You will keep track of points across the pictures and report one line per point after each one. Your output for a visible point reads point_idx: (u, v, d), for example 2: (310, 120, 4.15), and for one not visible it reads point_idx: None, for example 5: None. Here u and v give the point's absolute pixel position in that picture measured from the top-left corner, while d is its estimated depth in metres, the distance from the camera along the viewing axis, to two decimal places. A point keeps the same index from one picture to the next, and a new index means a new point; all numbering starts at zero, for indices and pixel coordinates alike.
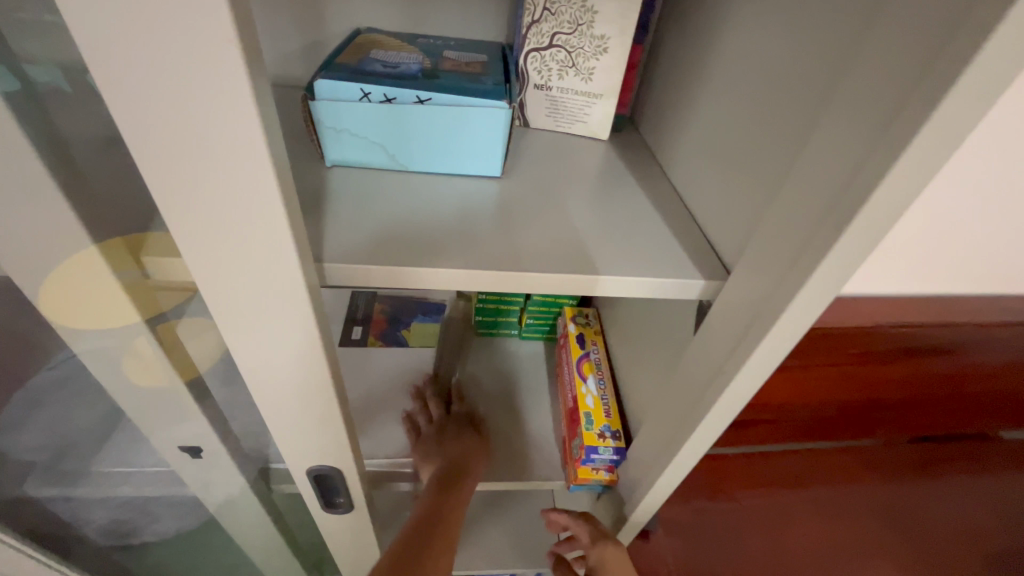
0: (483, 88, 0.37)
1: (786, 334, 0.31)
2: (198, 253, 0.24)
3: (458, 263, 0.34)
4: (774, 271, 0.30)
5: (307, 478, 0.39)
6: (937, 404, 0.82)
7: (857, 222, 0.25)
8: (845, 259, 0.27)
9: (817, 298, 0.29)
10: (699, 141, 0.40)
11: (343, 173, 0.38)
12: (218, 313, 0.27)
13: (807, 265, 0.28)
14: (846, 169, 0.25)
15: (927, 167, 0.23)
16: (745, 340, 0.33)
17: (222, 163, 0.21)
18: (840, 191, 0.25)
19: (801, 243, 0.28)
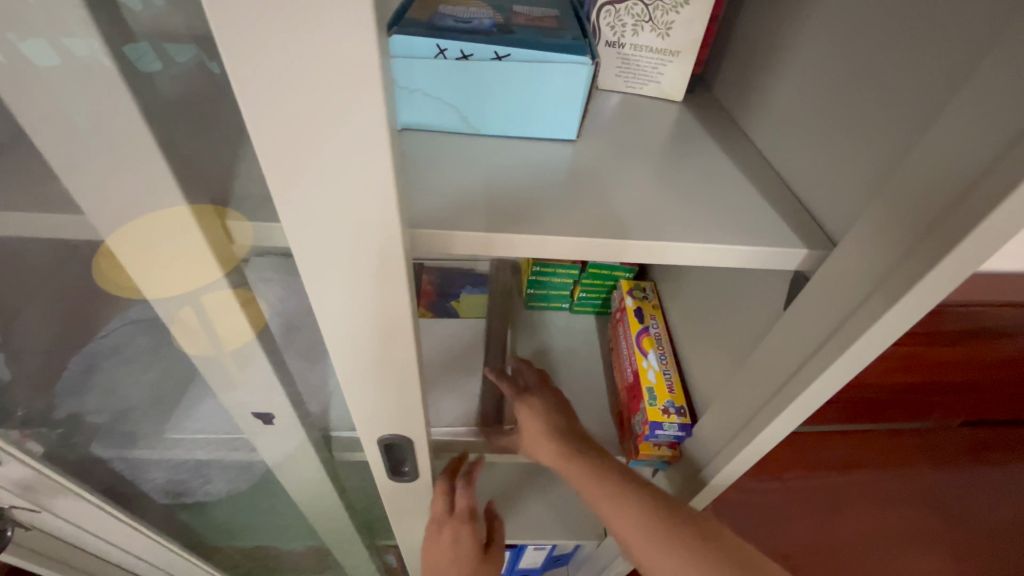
0: (562, 43, 0.35)
1: (903, 315, 0.28)
2: (298, 220, 0.23)
3: (539, 232, 0.32)
4: (893, 246, 0.27)
5: (378, 447, 0.40)
6: (999, 389, 0.79)
7: (1020, 192, 0.22)
8: (990, 238, 0.24)
9: (947, 277, 0.26)
10: (793, 101, 0.37)
11: (414, 138, 0.37)
12: (309, 279, 0.26)
13: (942, 240, 0.25)
14: (1008, 135, 0.22)
15: None
16: (853, 318, 0.30)
17: (326, 121, 0.19)
18: (991, 161, 0.22)
19: (931, 218, 0.25)
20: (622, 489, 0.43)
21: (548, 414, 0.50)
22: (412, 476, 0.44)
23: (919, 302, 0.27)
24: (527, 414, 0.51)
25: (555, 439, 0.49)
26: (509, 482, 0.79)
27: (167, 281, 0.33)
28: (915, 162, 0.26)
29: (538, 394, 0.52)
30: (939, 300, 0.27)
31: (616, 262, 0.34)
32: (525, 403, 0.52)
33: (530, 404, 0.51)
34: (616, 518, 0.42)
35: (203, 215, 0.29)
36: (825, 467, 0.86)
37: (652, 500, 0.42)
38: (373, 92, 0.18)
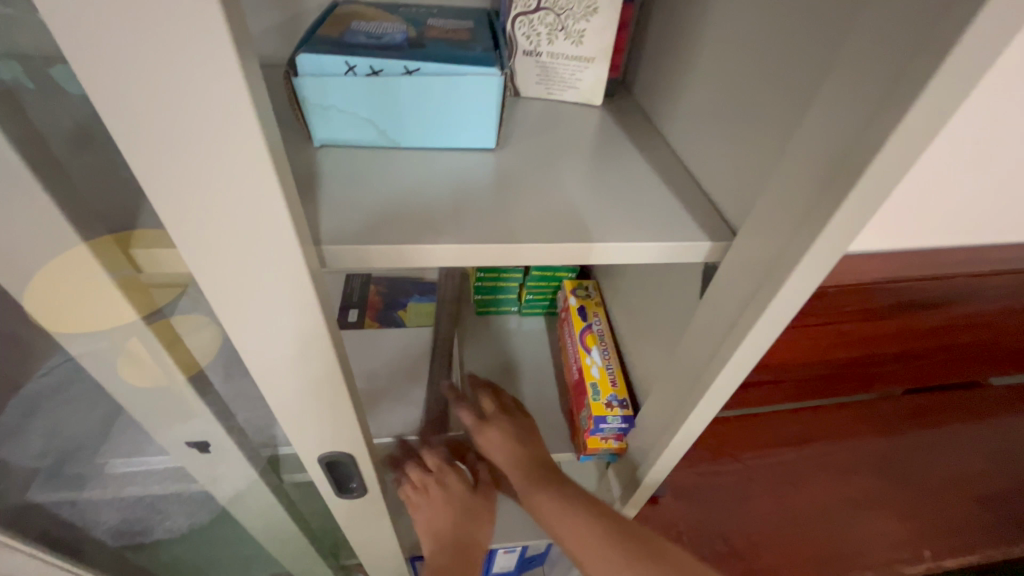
0: (473, 55, 0.36)
1: (793, 296, 0.30)
2: (196, 246, 0.23)
3: (459, 240, 0.32)
4: (781, 231, 0.29)
5: (319, 465, 0.39)
6: (931, 355, 0.88)
7: (869, 177, 0.24)
8: (854, 218, 0.26)
9: (822, 259, 0.28)
10: (697, 101, 0.39)
11: (334, 154, 0.37)
12: (214, 300, 0.26)
13: (813, 226, 0.27)
14: (855, 126, 0.23)
15: (938, 121, 0.21)
16: (753, 303, 0.32)
17: (207, 148, 0.19)
18: (843, 152, 0.24)
19: (804, 206, 0.27)
20: (569, 508, 0.46)
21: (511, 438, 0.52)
22: (361, 493, 0.44)
23: (802, 283, 0.29)
24: (491, 442, 0.52)
25: (517, 465, 0.50)
26: None
27: (93, 327, 0.32)
28: (792, 156, 0.28)
29: (505, 420, 0.53)
30: (821, 279, 0.29)
31: (582, 264, 0.35)
32: (486, 430, 0.53)
33: (495, 432, 0.52)
34: (563, 533, 0.45)
35: (104, 249, 0.28)
36: (778, 443, 0.93)
37: (586, 516, 0.44)
38: (248, 117, 0.19)
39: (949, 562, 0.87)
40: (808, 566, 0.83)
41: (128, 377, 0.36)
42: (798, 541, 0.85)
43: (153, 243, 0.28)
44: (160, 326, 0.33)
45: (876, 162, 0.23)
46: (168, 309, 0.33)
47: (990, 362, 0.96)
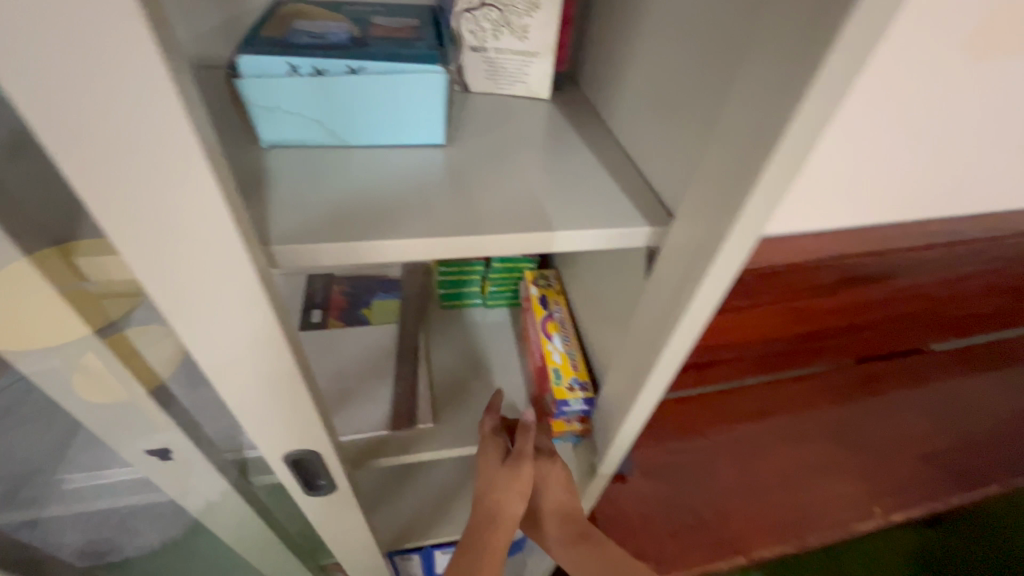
0: (415, 53, 0.36)
1: (716, 282, 0.32)
2: (140, 251, 0.23)
3: (403, 237, 0.33)
4: (705, 215, 0.30)
5: (285, 463, 0.40)
6: (875, 325, 0.95)
7: (771, 165, 0.25)
8: (764, 205, 0.27)
9: (737, 247, 0.29)
10: (637, 93, 0.40)
11: (282, 155, 0.37)
12: (163, 305, 0.26)
13: (727, 215, 0.28)
14: (759, 117, 0.25)
15: (825, 118, 0.23)
16: (683, 288, 0.33)
17: (144, 154, 0.20)
18: (750, 145, 0.26)
19: (721, 197, 0.29)
20: None
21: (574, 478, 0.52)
22: (329, 489, 0.45)
23: (724, 270, 0.31)
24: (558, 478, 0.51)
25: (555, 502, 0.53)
26: (452, 480, 0.80)
27: (44, 343, 0.31)
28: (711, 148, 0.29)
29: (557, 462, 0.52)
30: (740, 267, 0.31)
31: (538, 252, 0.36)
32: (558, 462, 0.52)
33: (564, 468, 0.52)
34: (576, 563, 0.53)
35: (46, 261, 0.28)
36: (740, 418, 0.97)
37: None
38: (182, 124, 0.19)
39: (898, 517, 0.93)
40: (769, 529, 0.88)
41: (86, 393, 0.36)
42: (759, 507, 0.90)
43: (94, 252, 0.28)
44: (114, 340, 0.33)
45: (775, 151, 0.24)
46: (123, 322, 0.33)
47: (929, 331, 1.03)
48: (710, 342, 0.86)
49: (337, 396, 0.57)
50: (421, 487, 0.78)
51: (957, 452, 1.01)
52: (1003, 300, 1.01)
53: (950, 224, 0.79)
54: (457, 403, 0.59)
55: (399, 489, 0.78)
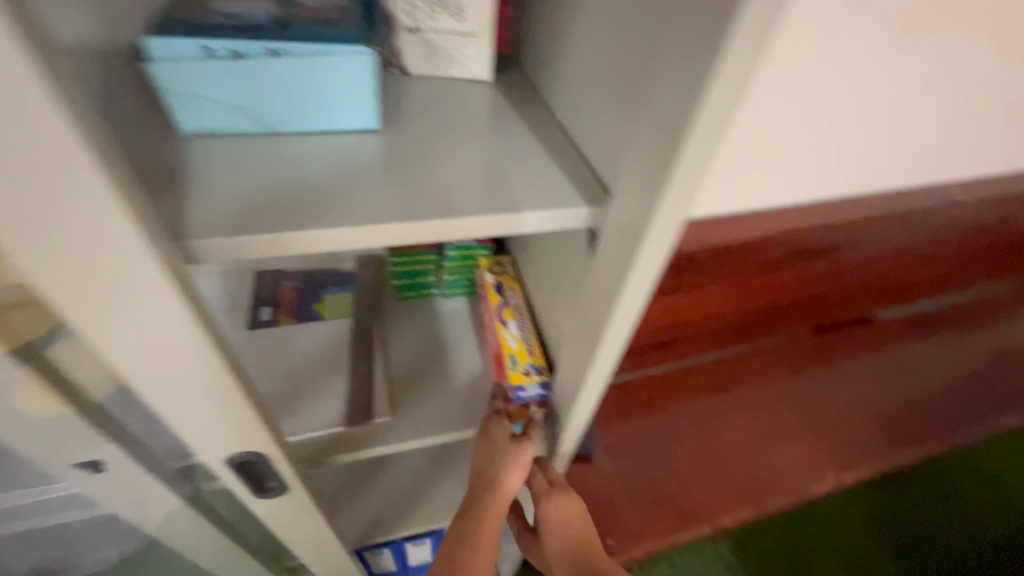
0: (341, 33, 0.35)
1: (652, 257, 0.31)
2: (27, 253, 0.21)
3: (332, 225, 0.32)
4: (637, 192, 0.30)
5: (230, 466, 0.38)
6: (824, 297, 0.99)
7: (695, 135, 0.25)
8: (691, 176, 0.27)
9: (670, 220, 0.29)
10: (576, 71, 0.40)
11: (205, 144, 0.35)
12: (65, 310, 0.24)
13: (656, 188, 0.28)
14: (683, 89, 0.25)
15: (741, 82, 0.23)
16: (620, 267, 0.33)
17: (11, 142, 0.18)
18: (675, 115, 0.26)
19: (652, 170, 0.28)
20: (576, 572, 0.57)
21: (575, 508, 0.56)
22: (281, 490, 0.43)
23: (658, 244, 0.30)
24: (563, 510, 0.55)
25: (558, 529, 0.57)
26: (420, 471, 0.80)
27: None
28: (644, 121, 0.29)
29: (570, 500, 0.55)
30: (673, 240, 0.31)
31: (476, 237, 0.35)
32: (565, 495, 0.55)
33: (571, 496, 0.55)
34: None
35: None
36: (702, 393, 1.01)
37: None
38: (51, 108, 0.17)
39: (850, 477, 0.97)
40: (729, 497, 0.91)
41: (28, 405, 0.34)
42: (720, 477, 0.93)
43: None
44: (35, 358, 0.32)
45: (698, 119, 0.24)
46: (46, 341, 0.32)
47: (874, 300, 1.07)
48: (666, 322, 0.88)
49: (288, 395, 0.55)
50: (389, 481, 0.77)
51: (903, 412, 1.07)
52: (940, 268, 1.07)
53: (896, 198, 0.82)
54: (415, 395, 0.57)
55: (363, 486, 0.77)
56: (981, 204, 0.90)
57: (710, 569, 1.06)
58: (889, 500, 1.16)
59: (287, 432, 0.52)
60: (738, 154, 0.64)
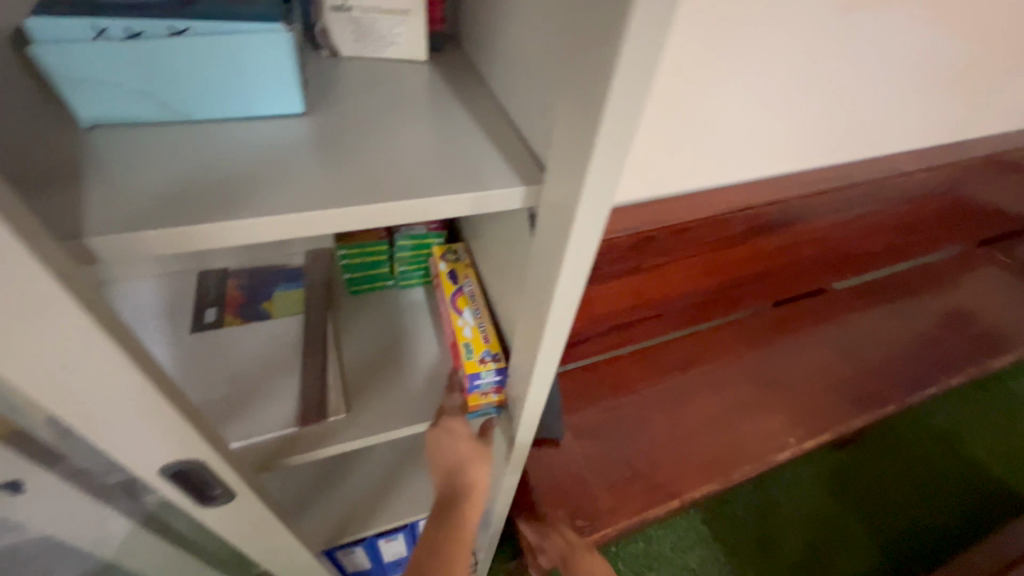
0: (251, 9, 0.32)
1: (586, 235, 0.31)
2: None
3: (249, 215, 0.30)
4: (566, 169, 0.29)
5: (166, 477, 0.36)
6: (781, 271, 1.01)
7: (613, 105, 0.24)
8: (615, 148, 0.26)
9: (600, 195, 0.29)
10: (510, 47, 0.38)
11: (109, 135, 0.33)
12: None
13: (581, 161, 0.27)
14: (597, 56, 0.24)
15: (652, 47, 0.22)
16: (557, 246, 0.32)
17: None
18: (592, 84, 0.25)
19: (577, 144, 0.27)
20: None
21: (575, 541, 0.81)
22: (228, 497, 0.42)
23: (589, 221, 0.30)
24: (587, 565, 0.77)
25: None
26: (388, 467, 0.78)
27: None
28: (568, 94, 0.28)
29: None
30: (606, 216, 0.30)
31: (409, 223, 0.34)
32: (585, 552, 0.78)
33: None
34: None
35: None
36: (668, 370, 1.03)
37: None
38: None
39: (811, 443, 1.00)
40: (696, 471, 0.93)
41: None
42: (687, 452, 0.94)
43: None
44: None
45: (613, 87, 0.23)
46: None
47: (828, 271, 1.11)
48: (629, 303, 0.88)
49: (238, 398, 0.53)
50: (357, 479, 0.76)
51: (860, 377, 1.10)
52: (888, 238, 1.11)
53: (835, 170, 0.87)
54: (370, 390, 0.56)
55: (329, 486, 0.75)
56: (921, 172, 0.94)
57: (684, 541, 1.08)
58: (849, 463, 1.22)
59: (228, 439, 0.50)
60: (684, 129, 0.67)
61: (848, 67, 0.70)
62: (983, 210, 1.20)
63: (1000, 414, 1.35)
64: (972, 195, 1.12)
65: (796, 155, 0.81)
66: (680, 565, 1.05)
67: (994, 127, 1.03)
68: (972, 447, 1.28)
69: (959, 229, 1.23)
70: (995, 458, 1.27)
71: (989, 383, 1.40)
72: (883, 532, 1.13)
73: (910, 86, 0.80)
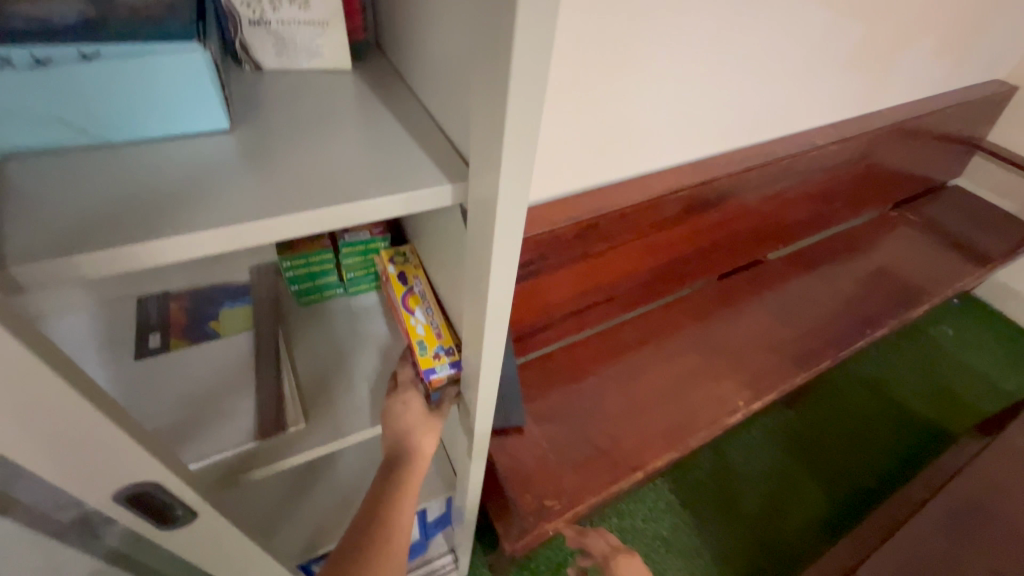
0: (163, 30, 0.33)
1: (512, 224, 0.33)
2: None
3: (178, 232, 0.30)
4: (485, 165, 0.31)
5: (121, 502, 0.36)
6: (718, 246, 1.08)
7: (514, 103, 0.26)
8: (522, 142, 0.29)
9: (518, 185, 0.31)
10: (428, 53, 0.40)
11: (22, 163, 0.32)
12: None
13: (495, 155, 0.29)
14: (496, 58, 0.26)
15: (542, 46, 0.25)
16: (487, 237, 0.34)
17: None
18: (496, 83, 0.27)
19: (491, 139, 0.30)
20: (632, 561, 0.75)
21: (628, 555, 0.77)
22: (190, 518, 0.41)
23: (511, 211, 0.32)
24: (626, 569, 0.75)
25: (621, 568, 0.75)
26: (357, 475, 0.78)
27: None
28: (479, 91, 0.30)
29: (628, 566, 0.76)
30: (526, 205, 0.32)
31: (343, 227, 0.35)
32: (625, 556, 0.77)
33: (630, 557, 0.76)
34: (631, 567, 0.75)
35: None
36: (622, 350, 1.08)
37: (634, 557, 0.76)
38: None
39: (759, 404, 1.07)
40: (657, 442, 0.97)
41: None
42: (646, 425, 0.99)
43: None
44: None
45: (512, 86, 0.26)
46: None
47: (761, 243, 1.19)
48: (580, 289, 0.92)
49: (191, 419, 0.52)
50: (326, 491, 0.76)
51: (797, 338, 1.19)
52: (812, 207, 1.20)
53: (755, 151, 0.94)
54: (328, 397, 0.57)
55: (299, 501, 0.75)
56: (832, 145, 1.02)
57: (654, 512, 1.13)
58: (796, 420, 1.31)
59: (186, 459, 0.49)
60: (610, 117, 0.71)
61: (754, 53, 0.77)
62: (892, 175, 1.32)
63: (923, 360, 1.48)
64: (881, 161, 1.22)
65: (719, 136, 0.88)
66: (652, 535, 1.10)
67: (891, 100, 1.13)
68: (902, 392, 1.40)
69: (873, 195, 1.34)
70: (922, 400, 1.39)
71: (912, 333, 1.54)
72: (831, 479, 1.22)
73: (812, 66, 0.87)
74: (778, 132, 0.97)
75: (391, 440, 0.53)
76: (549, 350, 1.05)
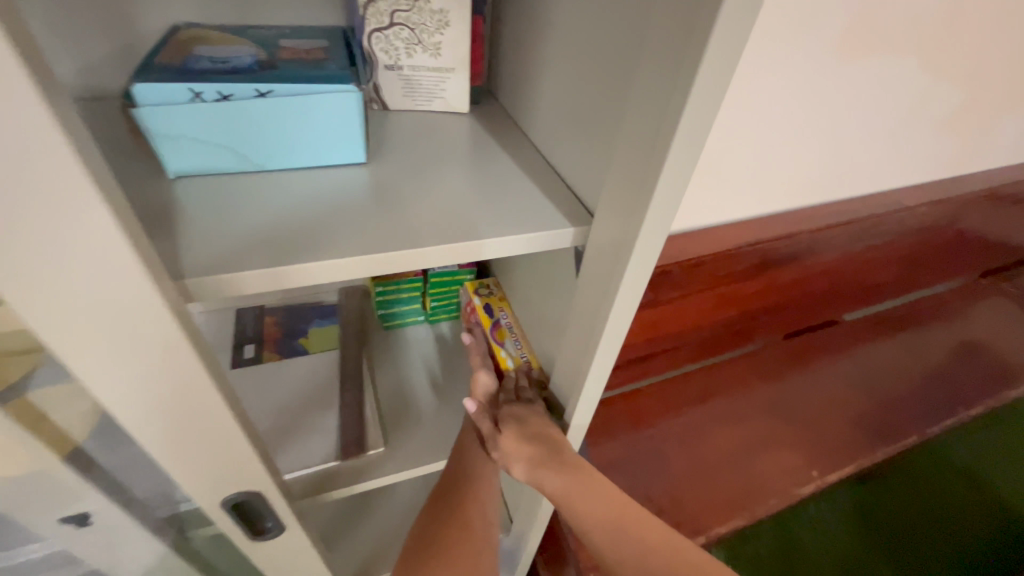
0: (325, 74, 0.36)
1: (639, 272, 0.33)
2: (55, 312, 0.23)
3: (327, 256, 0.32)
4: (621, 214, 0.32)
5: (228, 508, 0.38)
6: (794, 301, 1.03)
7: (669, 162, 0.27)
8: (667, 198, 0.29)
9: (654, 237, 0.31)
10: (548, 101, 0.42)
11: (191, 185, 0.36)
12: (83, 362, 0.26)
13: (640, 210, 0.30)
14: (656, 117, 0.27)
15: (709, 112, 0.25)
16: (613, 281, 0.35)
17: (44, 210, 0.20)
18: (650, 142, 0.28)
19: (634, 188, 0.30)
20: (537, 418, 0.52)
21: (551, 425, 0.48)
22: (279, 531, 0.43)
23: (641, 262, 0.32)
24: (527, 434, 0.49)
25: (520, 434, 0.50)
26: (412, 502, 0.79)
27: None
28: (621, 144, 0.31)
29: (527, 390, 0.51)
30: (656, 256, 0.32)
31: (471, 261, 0.36)
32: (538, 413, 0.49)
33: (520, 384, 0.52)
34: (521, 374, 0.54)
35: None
36: (686, 404, 1.03)
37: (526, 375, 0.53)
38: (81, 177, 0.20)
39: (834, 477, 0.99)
40: (720, 508, 0.92)
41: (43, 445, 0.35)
42: (709, 487, 0.94)
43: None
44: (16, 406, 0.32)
45: (672, 147, 0.26)
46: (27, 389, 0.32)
47: (839, 302, 1.12)
48: (648, 335, 0.89)
49: (279, 430, 0.55)
50: (383, 514, 0.76)
51: (876, 409, 1.10)
52: (896, 270, 1.13)
53: (842, 207, 0.90)
54: (406, 422, 0.58)
55: (356, 522, 0.75)
56: (922, 207, 0.97)
57: None
58: None
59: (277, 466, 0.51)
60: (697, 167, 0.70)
61: (851, 110, 0.74)
62: (988, 241, 1.22)
63: None
64: (977, 225, 1.14)
65: (806, 191, 0.85)
66: None
67: (990, 163, 1.07)
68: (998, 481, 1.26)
69: (965, 260, 1.25)
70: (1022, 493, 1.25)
71: None
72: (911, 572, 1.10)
73: (909, 126, 0.83)
74: (867, 190, 0.93)
75: (472, 472, 0.53)
76: (609, 395, 1.01)
